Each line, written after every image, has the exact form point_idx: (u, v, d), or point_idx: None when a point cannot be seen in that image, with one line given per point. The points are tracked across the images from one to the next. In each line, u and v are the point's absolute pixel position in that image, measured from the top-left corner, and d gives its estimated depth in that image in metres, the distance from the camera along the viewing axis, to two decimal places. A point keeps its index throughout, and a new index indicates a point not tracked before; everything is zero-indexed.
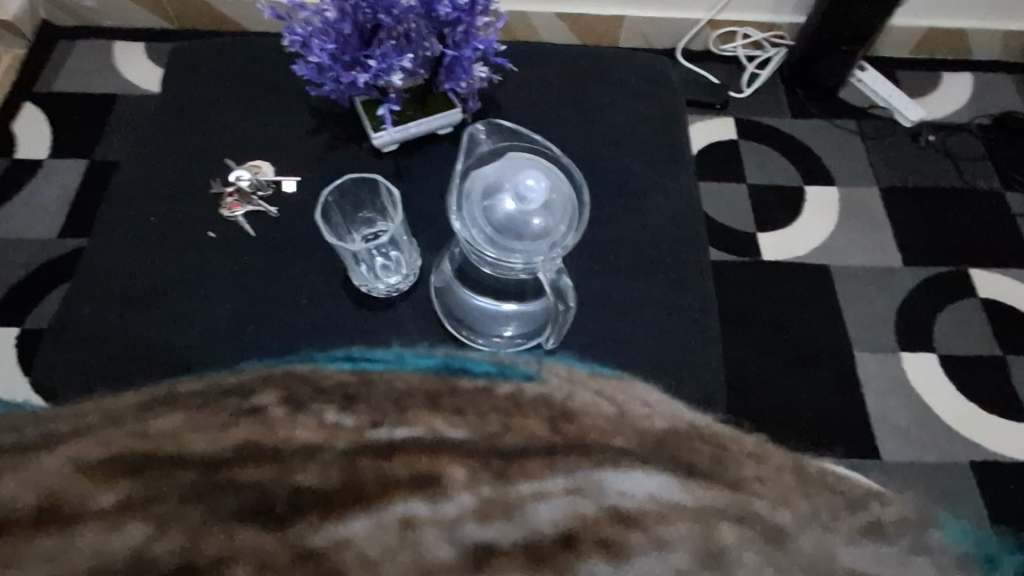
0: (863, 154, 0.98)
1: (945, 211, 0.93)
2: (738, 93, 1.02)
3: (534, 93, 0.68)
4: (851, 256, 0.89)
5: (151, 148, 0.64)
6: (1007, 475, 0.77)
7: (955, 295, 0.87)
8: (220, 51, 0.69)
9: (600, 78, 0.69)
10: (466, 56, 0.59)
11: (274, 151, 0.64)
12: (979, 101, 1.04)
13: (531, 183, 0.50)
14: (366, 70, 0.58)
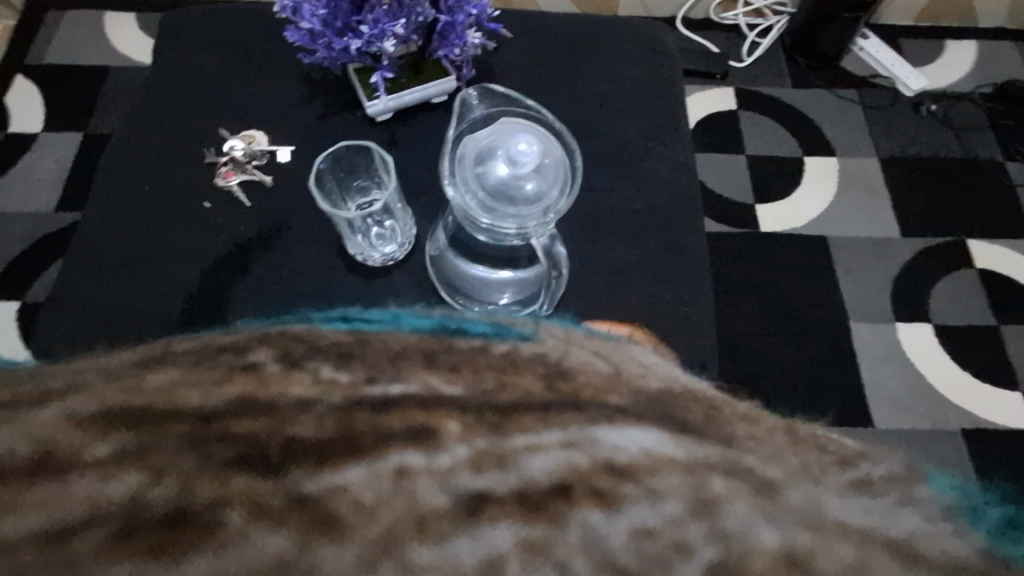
0: (863, 124, 1.06)
1: (947, 183, 1.02)
2: (738, 63, 1.11)
3: (533, 64, 0.74)
4: (848, 226, 0.98)
5: (156, 124, 0.69)
6: (995, 438, 0.85)
7: (952, 265, 0.96)
8: (222, 29, 0.75)
9: (595, 54, 0.75)
10: (460, 21, 0.64)
11: (278, 127, 0.70)
12: (981, 69, 1.12)
13: (524, 147, 0.51)
14: (359, 36, 0.62)
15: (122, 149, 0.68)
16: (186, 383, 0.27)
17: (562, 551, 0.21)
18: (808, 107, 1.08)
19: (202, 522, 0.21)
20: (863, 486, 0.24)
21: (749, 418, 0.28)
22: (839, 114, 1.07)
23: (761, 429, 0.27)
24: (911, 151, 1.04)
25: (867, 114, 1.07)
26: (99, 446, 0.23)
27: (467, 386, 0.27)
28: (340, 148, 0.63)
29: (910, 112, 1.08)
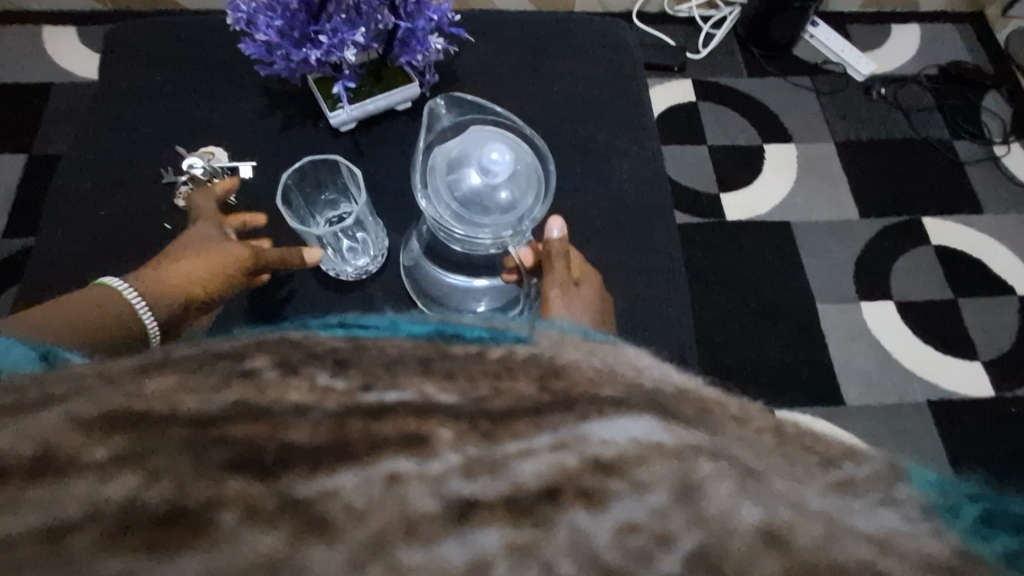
0: (816, 110, 1.09)
1: (901, 164, 1.05)
2: (694, 55, 1.13)
3: (494, 66, 0.74)
4: (810, 210, 1.01)
5: (111, 144, 0.68)
6: (958, 408, 0.89)
7: (911, 243, 0.99)
8: (174, 40, 0.74)
9: (555, 51, 0.75)
10: (421, 27, 0.64)
11: (239, 138, 0.69)
12: (926, 52, 1.15)
13: (496, 157, 0.52)
14: (317, 45, 0.62)
15: (77, 171, 0.67)
16: (190, 386, 0.20)
17: (547, 550, 0.17)
18: (764, 96, 1.10)
19: (197, 518, 0.17)
20: (842, 485, 0.18)
21: (736, 418, 0.21)
22: (795, 101, 1.10)
23: (747, 429, 0.20)
24: (864, 134, 1.07)
25: (820, 100, 1.10)
26: (97, 448, 0.18)
27: (463, 392, 0.20)
28: (304, 163, 0.62)
29: (861, 96, 1.11)
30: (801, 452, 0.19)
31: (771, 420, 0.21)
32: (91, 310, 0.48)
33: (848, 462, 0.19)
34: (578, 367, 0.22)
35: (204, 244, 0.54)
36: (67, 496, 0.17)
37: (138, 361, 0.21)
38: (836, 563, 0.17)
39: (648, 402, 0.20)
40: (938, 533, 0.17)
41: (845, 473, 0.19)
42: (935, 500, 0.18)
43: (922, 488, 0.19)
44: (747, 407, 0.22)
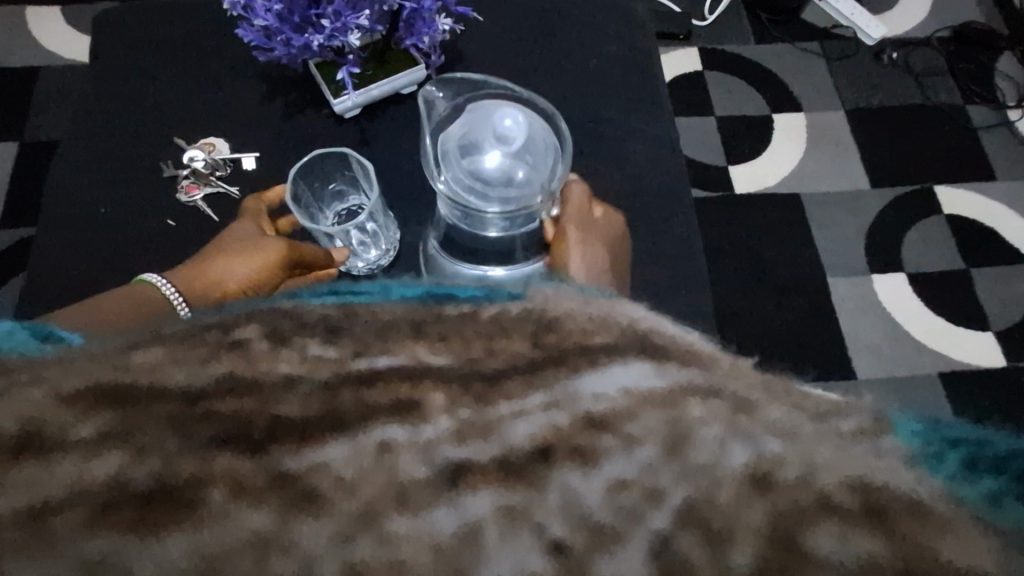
0: (826, 77, 1.07)
1: (913, 132, 1.03)
2: (701, 22, 1.10)
3: (494, 38, 0.73)
4: (820, 181, 0.99)
5: (112, 131, 0.69)
6: (971, 380, 0.88)
7: (923, 213, 0.97)
8: (170, 21, 0.74)
9: (556, 21, 0.74)
10: (427, 8, 0.61)
11: (239, 124, 0.69)
12: (940, 13, 1.12)
13: (508, 123, 0.52)
14: (319, 30, 0.60)
15: (80, 159, 0.68)
16: (175, 358, 0.20)
17: (538, 512, 0.17)
18: (772, 63, 1.08)
19: (184, 497, 0.17)
20: (837, 433, 0.18)
21: (734, 369, 0.21)
22: (805, 69, 1.07)
23: (739, 381, 0.20)
24: (875, 101, 1.05)
25: (830, 66, 1.08)
26: (80, 426, 0.18)
27: (456, 354, 0.20)
28: (315, 157, 0.61)
29: (872, 61, 1.08)
30: (795, 404, 0.19)
31: (761, 373, 0.21)
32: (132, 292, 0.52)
33: (838, 416, 0.19)
34: (571, 315, 0.21)
35: (242, 241, 0.57)
36: (50, 476, 0.17)
37: (127, 340, 0.21)
38: (820, 494, 0.17)
39: (639, 345, 0.20)
40: (925, 481, 0.17)
41: (834, 426, 0.19)
42: (919, 450, 0.18)
43: (906, 439, 0.18)
44: (739, 362, 0.21)
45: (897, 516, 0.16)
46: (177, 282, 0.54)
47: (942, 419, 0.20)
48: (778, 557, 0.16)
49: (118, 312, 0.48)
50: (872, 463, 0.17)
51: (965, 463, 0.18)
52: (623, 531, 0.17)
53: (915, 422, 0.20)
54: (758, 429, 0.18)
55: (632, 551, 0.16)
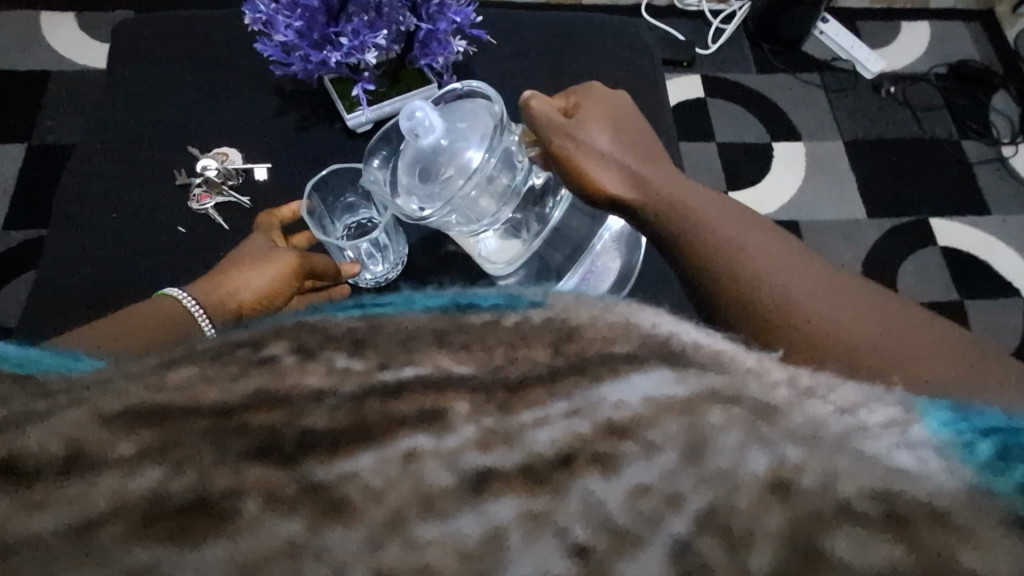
0: (825, 110, 1.20)
1: (913, 162, 1.17)
2: (704, 50, 1.24)
3: (504, 61, 0.79)
4: (818, 207, 1.13)
5: (145, 148, 0.76)
6: None
7: (919, 244, 1.10)
8: (215, 47, 0.81)
9: (569, 46, 0.80)
10: (441, 28, 0.69)
11: (274, 149, 0.76)
12: (941, 49, 1.27)
13: (420, 115, 0.59)
14: (337, 47, 0.67)
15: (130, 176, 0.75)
16: (207, 376, 0.20)
17: (560, 516, 0.18)
18: (775, 93, 1.21)
19: (221, 508, 0.18)
20: (861, 431, 0.19)
21: (755, 372, 0.21)
22: (806, 98, 1.21)
23: (763, 385, 0.20)
24: (875, 134, 1.19)
25: (829, 97, 1.21)
26: (123, 443, 0.19)
27: (479, 362, 0.20)
28: (331, 170, 0.69)
29: (870, 94, 1.22)
30: (819, 399, 0.20)
31: (785, 374, 0.21)
32: (166, 306, 0.55)
33: (864, 410, 0.20)
34: (592, 323, 0.21)
35: (259, 256, 0.62)
36: (96, 492, 0.18)
37: (159, 359, 0.22)
38: (839, 502, 0.17)
39: (659, 352, 0.20)
40: (956, 471, 0.18)
41: (862, 420, 0.19)
42: (948, 439, 0.19)
43: (936, 429, 0.19)
44: (763, 361, 0.22)
45: (914, 522, 0.17)
46: (198, 294, 0.57)
47: (960, 411, 0.21)
48: (794, 560, 0.17)
49: (176, 325, 0.52)
50: (897, 472, 0.18)
51: (997, 453, 0.19)
52: (643, 535, 0.17)
53: (943, 413, 0.21)
54: (779, 437, 0.18)
55: (652, 553, 0.17)
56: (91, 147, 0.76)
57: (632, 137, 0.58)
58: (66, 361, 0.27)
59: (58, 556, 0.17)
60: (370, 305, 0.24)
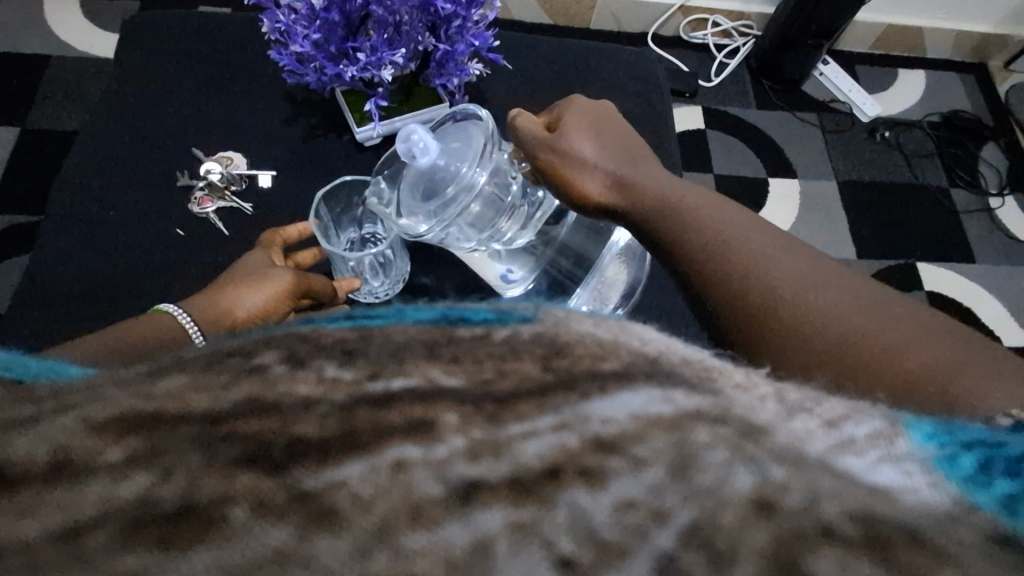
0: (823, 150, 1.50)
1: (902, 206, 1.47)
2: (707, 82, 1.55)
3: (520, 91, 0.93)
4: (812, 239, 1.40)
5: (179, 164, 0.86)
6: None
7: (911, 286, 1.38)
8: (263, 74, 0.93)
9: (585, 79, 0.95)
10: (461, 50, 0.80)
11: (312, 162, 0.88)
12: (929, 101, 1.60)
13: (415, 140, 0.64)
14: (355, 62, 0.77)
15: (171, 183, 0.85)
16: (198, 385, 0.20)
17: (547, 527, 0.18)
18: (772, 128, 1.51)
19: (210, 515, 0.18)
20: (844, 445, 0.19)
21: (742, 385, 0.21)
22: (804, 135, 1.51)
23: (752, 396, 0.21)
24: (867, 175, 1.49)
25: (827, 137, 1.52)
26: (111, 450, 0.19)
27: (469, 375, 0.20)
28: (339, 183, 0.76)
29: (867, 136, 1.53)
30: (806, 413, 0.20)
31: (773, 387, 0.22)
32: (166, 322, 0.57)
33: (849, 424, 0.20)
34: (582, 339, 0.22)
35: (255, 275, 0.66)
36: (83, 498, 0.18)
37: (153, 365, 0.23)
38: (821, 521, 0.17)
39: (648, 369, 0.21)
40: (939, 485, 0.18)
41: (847, 434, 0.20)
42: (932, 454, 0.20)
43: (919, 443, 0.20)
44: (750, 374, 0.22)
45: (896, 544, 0.17)
46: (193, 311, 0.60)
47: (952, 427, 0.22)
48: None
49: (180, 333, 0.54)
50: (881, 495, 0.18)
51: (977, 467, 0.20)
52: (629, 547, 0.17)
53: (923, 426, 0.21)
54: (767, 459, 0.18)
55: (637, 565, 0.17)
56: (133, 161, 0.86)
57: (615, 148, 0.66)
58: (53, 363, 0.28)
59: (45, 561, 0.17)
60: (361, 313, 0.24)
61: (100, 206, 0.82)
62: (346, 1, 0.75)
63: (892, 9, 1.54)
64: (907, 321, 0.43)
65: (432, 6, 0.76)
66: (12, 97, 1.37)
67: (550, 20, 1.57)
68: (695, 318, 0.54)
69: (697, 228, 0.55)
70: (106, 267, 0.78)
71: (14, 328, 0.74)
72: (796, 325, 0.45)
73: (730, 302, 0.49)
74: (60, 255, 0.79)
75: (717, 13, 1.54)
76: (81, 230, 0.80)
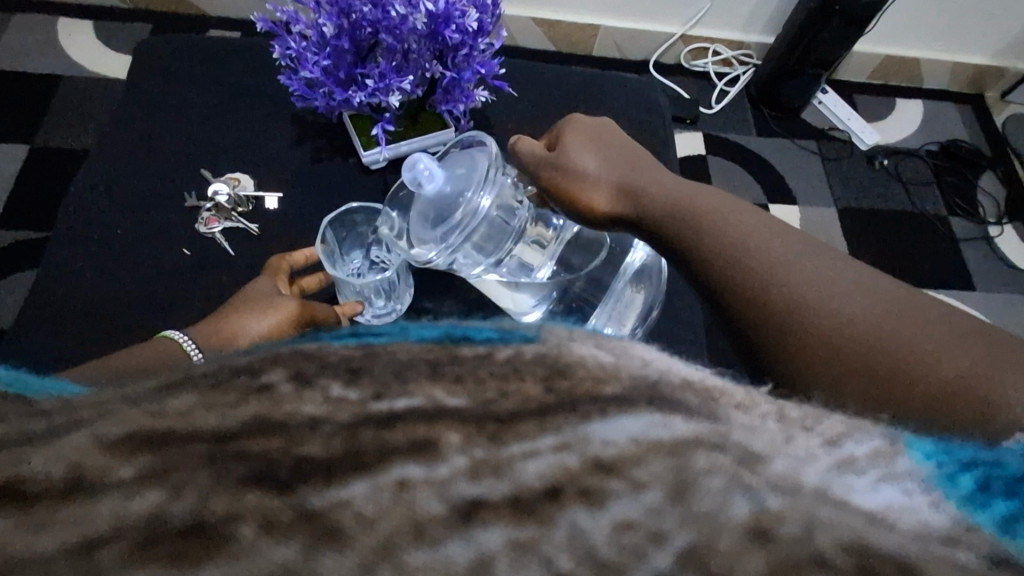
0: (822, 177, 1.51)
1: (900, 232, 1.47)
2: (708, 109, 1.57)
3: (521, 117, 0.95)
4: None
5: (184, 187, 0.87)
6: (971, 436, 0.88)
7: None
8: (270, 101, 0.95)
9: (586, 107, 0.97)
10: (467, 77, 0.81)
11: (317, 185, 0.89)
12: (927, 130, 1.62)
13: (422, 170, 0.65)
14: (363, 88, 0.79)
15: (178, 204, 0.86)
16: (207, 405, 0.21)
17: (547, 547, 0.18)
18: (772, 153, 1.52)
19: (219, 534, 0.18)
20: (844, 464, 0.20)
21: (743, 405, 0.22)
22: (804, 160, 1.53)
23: (753, 415, 0.21)
24: (865, 203, 1.49)
25: (826, 165, 1.53)
26: (124, 468, 0.19)
27: (471, 395, 0.21)
28: (345, 210, 0.79)
29: (866, 165, 1.54)
30: (808, 431, 0.21)
31: (775, 405, 0.22)
32: (168, 347, 0.58)
33: (849, 441, 0.21)
34: (584, 360, 0.22)
35: (260, 302, 0.67)
36: (95, 513, 0.18)
37: (161, 384, 0.23)
38: (816, 552, 0.17)
39: (648, 393, 0.21)
40: (939, 506, 0.19)
41: (847, 452, 0.20)
42: (932, 472, 0.20)
43: (919, 461, 0.20)
44: (752, 392, 0.23)
45: None
46: (197, 338, 0.61)
47: (952, 443, 0.22)
48: None
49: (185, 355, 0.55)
50: (873, 525, 0.18)
51: (977, 487, 0.19)
52: (626, 567, 0.18)
53: (928, 444, 0.21)
54: (764, 488, 0.19)
55: None
56: (140, 184, 0.87)
57: (622, 168, 0.66)
58: (59, 382, 0.28)
59: None
60: (362, 334, 0.25)
61: (105, 227, 0.83)
62: (357, 29, 0.77)
63: (889, 40, 1.56)
64: (943, 323, 0.42)
65: (439, 36, 0.78)
66: (22, 116, 1.39)
67: (553, 46, 1.60)
68: (721, 326, 0.55)
69: (715, 238, 0.55)
70: (110, 287, 0.79)
71: (17, 347, 0.74)
72: (825, 336, 0.44)
73: (755, 314, 0.49)
74: (66, 274, 0.79)
75: (717, 42, 1.57)
76: (87, 251, 0.81)
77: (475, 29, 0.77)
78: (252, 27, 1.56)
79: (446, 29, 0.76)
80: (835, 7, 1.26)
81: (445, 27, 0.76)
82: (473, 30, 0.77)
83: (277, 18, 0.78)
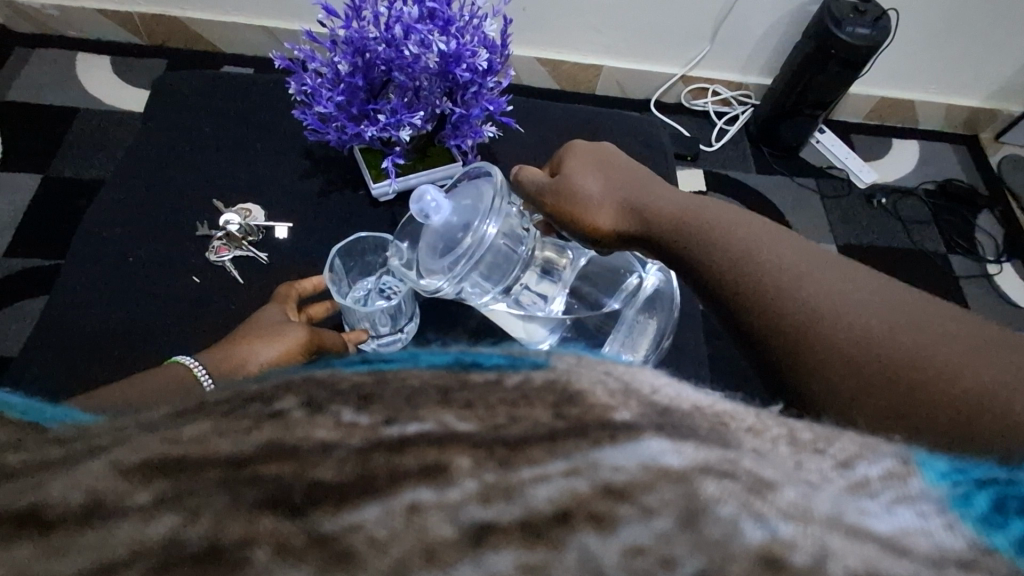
0: (822, 214, 1.53)
1: (902, 269, 1.48)
2: (709, 148, 1.60)
3: (526, 153, 0.97)
4: None
5: (194, 217, 0.89)
6: None
7: None
8: (281, 135, 0.97)
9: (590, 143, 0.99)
10: (476, 113, 0.83)
11: (325, 216, 0.90)
12: (924, 170, 1.64)
13: (428, 202, 0.67)
14: (375, 123, 0.81)
15: (187, 234, 0.87)
16: (221, 430, 0.21)
17: (557, 571, 0.18)
18: (772, 191, 1.55)
19: (234, 557, 0.19)
20: (857, 488, 0.20)
21: (753, 432, 0.22)
22: (803, 198, 1.55)
23: (763, 441, 0.22)
24: (866, 241, 1.51)
25: (824, 202, 1.55)
26: (140, 492, 0.20)
27: (481, 420, 0.21)
28: (354, 238, 0.80)
29: (864, 203, 1.56)
30: (819, 455, 0.21)
31: (785, 430, 0.23)
32: (176, 374, 0.58)
33: (862, 463, 0.21)
34: (594, 387, 0.22)
35: (268, 329, 0.67)
36: (114, 537, 0.19)
37: (176, 410, 0.23)
38: None
39: (657, 421, 0.21)
40: (954, 527, 0.18)
41: (860, 475, 0.20)
42: (946, 493, 0.19)
43: (933, 482, 0.20)
44: (762, 417, 0.23)
45: None
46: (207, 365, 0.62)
47: (966, 463, 0.21)
48: None
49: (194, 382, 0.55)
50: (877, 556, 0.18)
51: (992, 506, 0.19)
52: None
53: (942, 463, 0.21)
54: (776, 516, 0.19)
55: None
56: (151, 214, 0.88)
57: (628, 194, 0.67)
58: (70, 409, 0.28)
59: None
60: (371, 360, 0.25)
61: (115, 256, 0.84)
62: (371, 68, 0.80)
63: (884, 82, 1.60)
64: (961, 335, 0.42)
65: (450, 74, 0.79)
66: (37, 147, 1.43)
67: (556, 85, 1.64)
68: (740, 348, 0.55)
69: (723, 257, 0.56)
70: (118, 314, 0.80)
71: (22, 373, 0.74)
72: (842, 352, 0.44)
73: (769, 337, 0.49)
74: (74, 302, 0.80)
75: (716, 83, 1.61)
76: (95, 278, 0.82)
77: (485, 68, 0.79)
78: (266, 64, 1.61)
79: (456, 68, 0.78)
80: (831, 50, 1.30)
81: (455, 66, 0.78)
82: (483, 69, 0.79)
83: (293, 56, 0.80)
